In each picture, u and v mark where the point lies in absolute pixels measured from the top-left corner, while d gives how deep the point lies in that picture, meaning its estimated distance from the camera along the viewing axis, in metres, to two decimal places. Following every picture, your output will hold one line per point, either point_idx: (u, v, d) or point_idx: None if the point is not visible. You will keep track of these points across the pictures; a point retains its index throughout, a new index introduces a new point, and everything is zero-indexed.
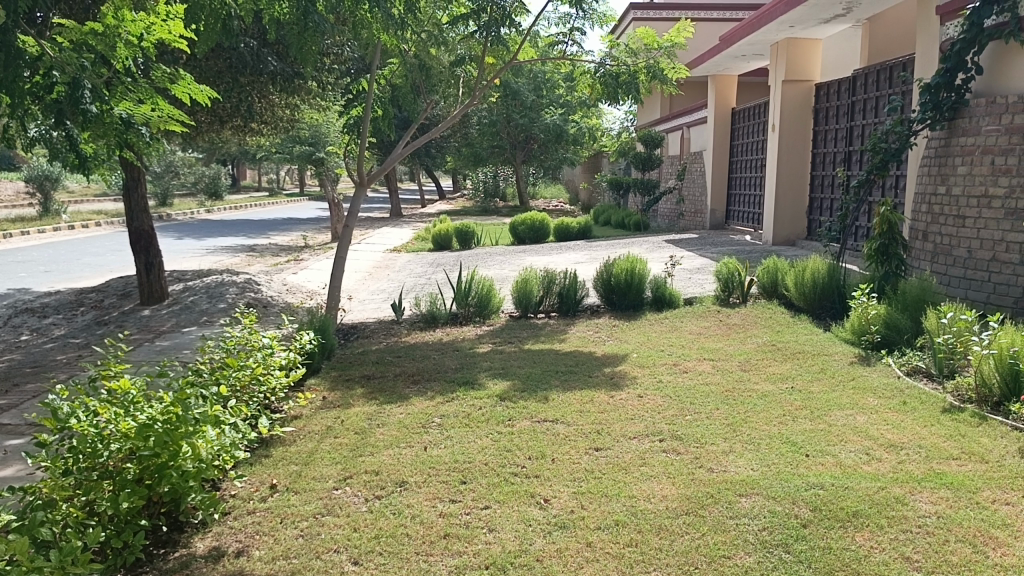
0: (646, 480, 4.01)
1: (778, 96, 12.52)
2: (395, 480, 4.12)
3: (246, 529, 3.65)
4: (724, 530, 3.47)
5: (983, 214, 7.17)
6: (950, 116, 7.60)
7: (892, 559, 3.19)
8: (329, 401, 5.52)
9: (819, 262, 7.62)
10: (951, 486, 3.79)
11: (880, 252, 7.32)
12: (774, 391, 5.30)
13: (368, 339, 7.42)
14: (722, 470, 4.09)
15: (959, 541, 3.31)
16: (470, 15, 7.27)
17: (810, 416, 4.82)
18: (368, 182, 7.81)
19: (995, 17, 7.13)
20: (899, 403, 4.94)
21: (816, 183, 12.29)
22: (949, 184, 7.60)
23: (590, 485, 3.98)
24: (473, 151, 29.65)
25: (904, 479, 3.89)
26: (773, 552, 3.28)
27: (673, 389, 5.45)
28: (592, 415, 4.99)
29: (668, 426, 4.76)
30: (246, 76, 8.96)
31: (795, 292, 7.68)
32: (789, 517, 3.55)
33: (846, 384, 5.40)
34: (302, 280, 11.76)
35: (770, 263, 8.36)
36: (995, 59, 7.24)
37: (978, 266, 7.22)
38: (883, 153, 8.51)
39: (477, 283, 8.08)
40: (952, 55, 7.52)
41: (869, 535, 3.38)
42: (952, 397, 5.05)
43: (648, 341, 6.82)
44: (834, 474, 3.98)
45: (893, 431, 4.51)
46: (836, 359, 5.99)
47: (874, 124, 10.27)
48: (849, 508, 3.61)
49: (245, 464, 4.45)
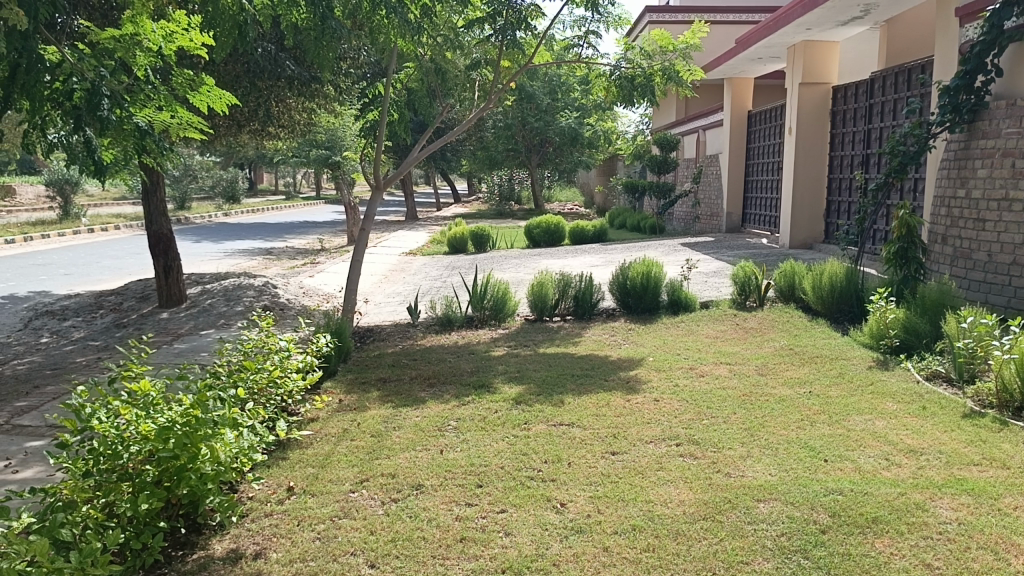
0: (664, 485, 4.00)
1: (794, 99, 12.46)
2: (411, 483, 4.13)
3: (264, 531, 3.67)
4: (741, 535, 3.46)
5: (1004, 217, 7.09)
6: (969, 118, 7.55)
7: (912, 565, 3.17)
8: (346, 404, 5.55)
9: (837, 265, 7.58)
10: (972, 492, 3.76)
11: (898, 255, 7.25)
12: (792, 395, 5.27)
13: (384, 342, 7.44)
14: (739, 474, 4.07)
15: (981, 548, 3.27)
16: (486, 19, 7.28)
17: (828, 421, 4.78)
18: (384, 186, 7.82)
19: (1015, 18, 7.07)
20: (919, 408, 4.90)
21: (833, 186, 12.23)
22: (969, 187, 7.53)
23: (607, 489, 3.97)
24: (488, 154, 29.72)
25: (924, 485, 3.85)
26: (792, 558, 3.26)
27: (690, 393, 5.43)
28: (608, 419, 4.98)
29: (685, 430, 4.74)
30: (263, 80, 9.02)
31: (813, 295, 7.64)
32: (808, 522, 3.53)
33: (864, 388, 5.36)
34: (319, 283, 11.82)
35: (786, 266, 8.32)
36: (1015, 61, 7.17)
37: (999, 270, 7.15)
38: (901, 156, 8.46)
39: (493, 286, 8.08)
40: (971, 57, 7.45)
41: (889, 542, 3.36)
42: (973, 402, 5.00)
43: (664, 344, 6.81)
44: (853, 479, 3.95)
45: (912, 436, 4.47)
46: (854, 364, 5.94)
47: (893, 127, 10.20)
48: (869, 514, 3.58)
49: (263, 466, 4.47)
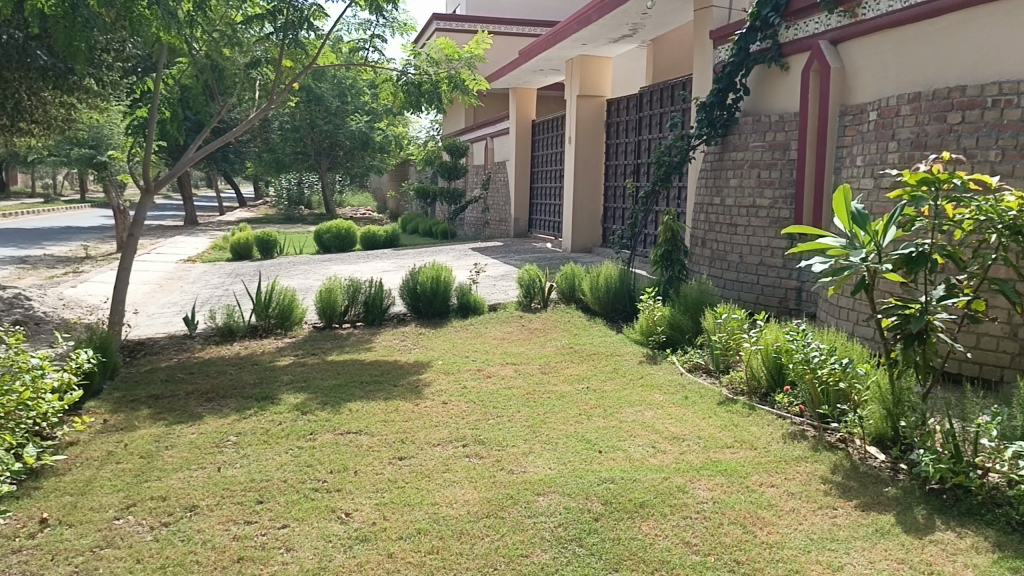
0: (449, 486, 4.04)
1: (573, 110, 13.09)
2: (185, 504, 3.88)
3: (9, 571, 3.29)
4: (522, 529, 3.57)
5: (752, 222, 7.88)
6: (722, 132, 8.30)
7: (674, 544, 3.42)
8: (110, 424, 5.11)
9: (612, 267, 8.06)
10: (725, 472, 4.13)
11: (665, 257, 7.82)
12: (571, 392, 5.53)
13: (157, 355, 6.94)
14: (521, 470, 4.21)
15: (731, 523, 3.60)
16: (266, 16, 7.02)
17: (603, 414, 5.06)
18: (155, 188, 7.30)
19: (759, 43, 7.87)
20: (682, 398, 5.32)
21: (609, 194, 13.00)
22: (723, 195, 8.29)
23: (393, 495, 3.95)
24: (275, 158, 28.69)
25: (685, 469, 4.18)
26: (567, 547, 3.41)
27: (477, 394, 5.54)
28: (395, 424, 4.96)
29: (471, 431, 4.83)
30: (9, 70, 8.14)
31: (592, 296, 8.08)
32: (583, 511, 3.72)
33: (635, 382, 5.73)
34: (82, 294, 10.81)
35: (567, 269, 8.73)
36: (759, 82, 8.00)
37: (749, 270, 7.92)
38: (667, 166, 9.16)
39: (278, 293, 7.79)
40: (723, 76, 8.20)
41: (654, 524, 3.61)
42: (728, 390, 5.50)
43: (453, 347, 6.90)
44: (624, 468, 4.21)
45: (676, 424, 4.84)
46: (627, 359, 6.34)
47: (659, 139, 11.02)
48: (637, 499, 3.83)
49: (9, 498, 4.01)
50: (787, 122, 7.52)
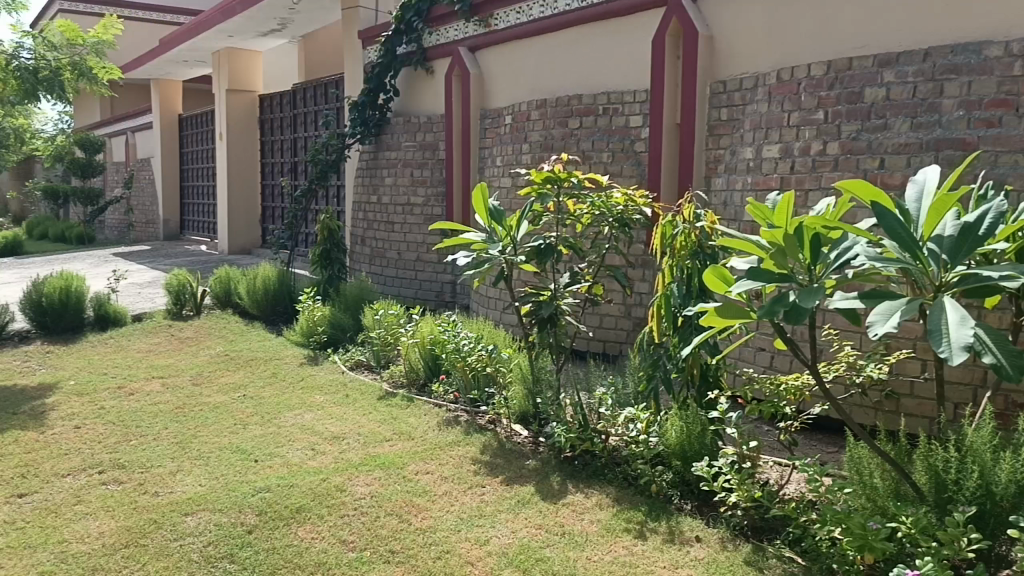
0: (81, 519, 3.62)
1: (222, 106, 12.43)
2: None
3: None
4: (166, 554, 3.32)
5: (408, 220, 8.17)
6: (376, 132, 8.43)
7: (330, 545, 3.41)
8: None
9: (270, 269, 7.85)
10: (383, 466, 4.21)
11: (324, 257, 7.77)
12: (227, 401, 5.26)
13: None
14: (167, 491, 3.91)
15: (387, 515, 3.68)
16: None
17: (261, 421, 4.89)
18: None
19: (405, 45, 8.12)
20: (343, 397, 5.33)
21: (267, 193, 12.59)
22: (379, 193, 8.47)
23: (8, 539, 3.44)
24: None
25: (343, 467, 4.19)
26: (218, 565, 3.23)
27: (117, 414, 5.03)
28: (13, 458, 4.33)
29: (110, 455, 4.37)
30: None
31: (249, 300, 7.74)
32: (234, 526, 3.55)
33: (294, 384, 5.62)
34: None
35: (221, 272, 8.30)
36: (408, 84, 8.29)
37: (407, 266, 8.20)
38: (322, 164, 9.11)
39: None
40: (373, 76, 8.33)
41: (310, 527, 3.56)
42: (388, 384, 5.63)
43: (88, 365, 6.20)
44: (280, 474, 4.10)
45: (336, 423, 4.83)
46: (287, 362, 6.20)
47: (315, 137, 10.91)
48: (293, 505, 3.75)
49: None
50: (436, 124, 7.91)
